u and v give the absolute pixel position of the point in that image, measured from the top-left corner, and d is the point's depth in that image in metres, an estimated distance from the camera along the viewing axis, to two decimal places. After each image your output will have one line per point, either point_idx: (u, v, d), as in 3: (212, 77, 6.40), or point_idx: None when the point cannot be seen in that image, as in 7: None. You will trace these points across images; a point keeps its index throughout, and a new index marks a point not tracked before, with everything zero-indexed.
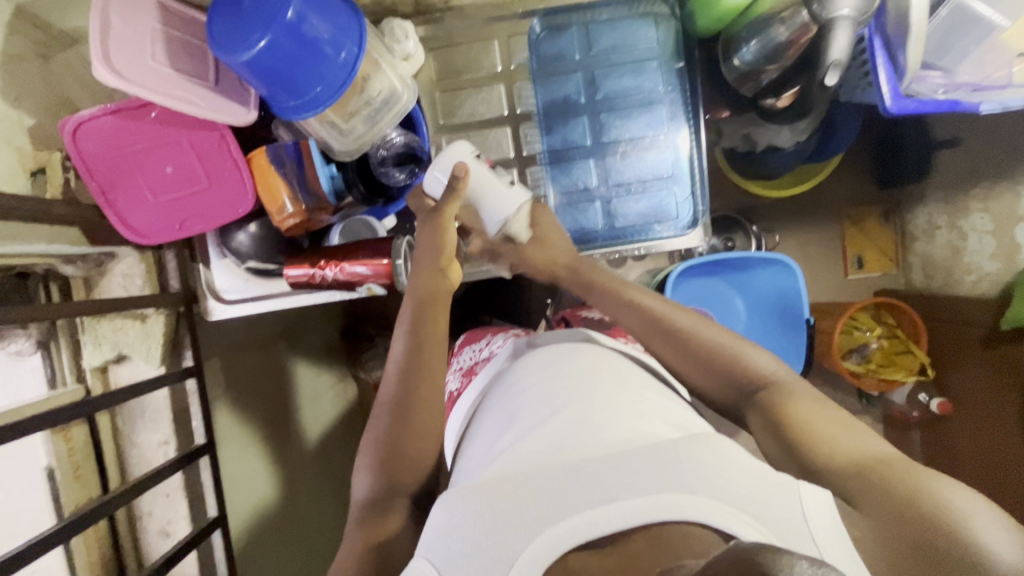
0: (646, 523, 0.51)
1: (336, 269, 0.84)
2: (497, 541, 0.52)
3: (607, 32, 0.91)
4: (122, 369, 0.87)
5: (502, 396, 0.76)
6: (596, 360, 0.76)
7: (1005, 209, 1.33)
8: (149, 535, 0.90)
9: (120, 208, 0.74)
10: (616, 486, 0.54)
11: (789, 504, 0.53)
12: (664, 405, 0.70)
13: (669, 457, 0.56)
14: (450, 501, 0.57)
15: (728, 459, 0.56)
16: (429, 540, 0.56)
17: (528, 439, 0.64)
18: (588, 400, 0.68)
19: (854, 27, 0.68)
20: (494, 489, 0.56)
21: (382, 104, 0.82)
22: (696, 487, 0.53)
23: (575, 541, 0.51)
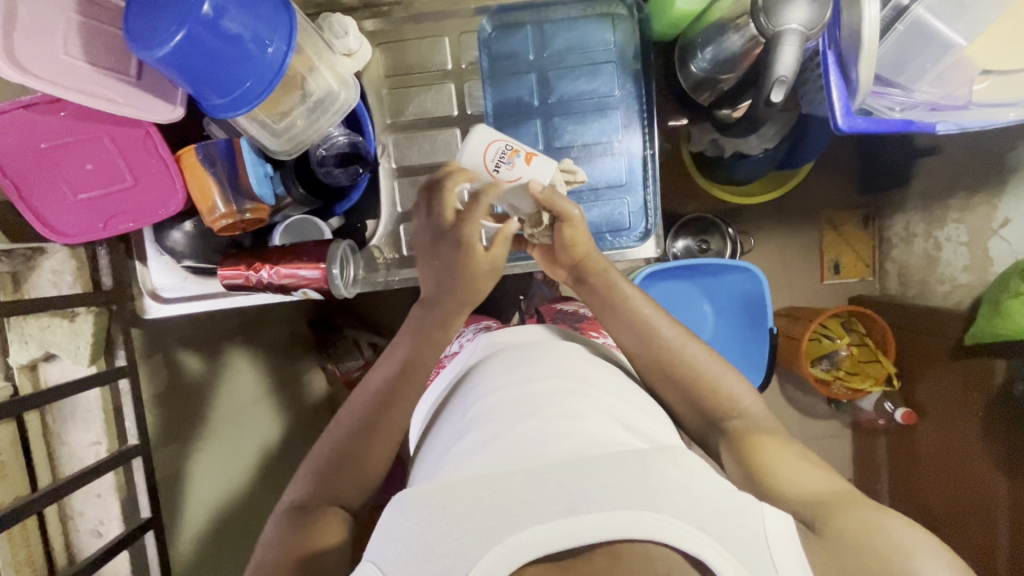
0: (608, 539, 0.48)
1: (271, 270, 0.82)
2: (452, 549, 0.50)
3: (562, 33, 0.88)
4: (52, 368, 0.85)
5: (464, 395, 0.73)
6: (566, 361, 0.73)
7: (981, 222, 1.31)
8: (81, 535, 0.90)
9: (37, 205, 0.71)
10: (578, 497, 0.52)
11: (754, 529, 0.51)
12: (627, 411, 0.67)
13: (636, 471, 0.54)
14: (404, 505, 0.55)
15: (691, 476, 0.55)
16: (380, 545, 0.53)
17: (491, 443, 0.62)
18: (554, 404, 0.65)
19: (803, 42, 0.65)
20: (450, 496, 0.54)
21: (318, 103, 0.79)
22: (660, 507, 0.51)
23: (531, 553, 0.48)
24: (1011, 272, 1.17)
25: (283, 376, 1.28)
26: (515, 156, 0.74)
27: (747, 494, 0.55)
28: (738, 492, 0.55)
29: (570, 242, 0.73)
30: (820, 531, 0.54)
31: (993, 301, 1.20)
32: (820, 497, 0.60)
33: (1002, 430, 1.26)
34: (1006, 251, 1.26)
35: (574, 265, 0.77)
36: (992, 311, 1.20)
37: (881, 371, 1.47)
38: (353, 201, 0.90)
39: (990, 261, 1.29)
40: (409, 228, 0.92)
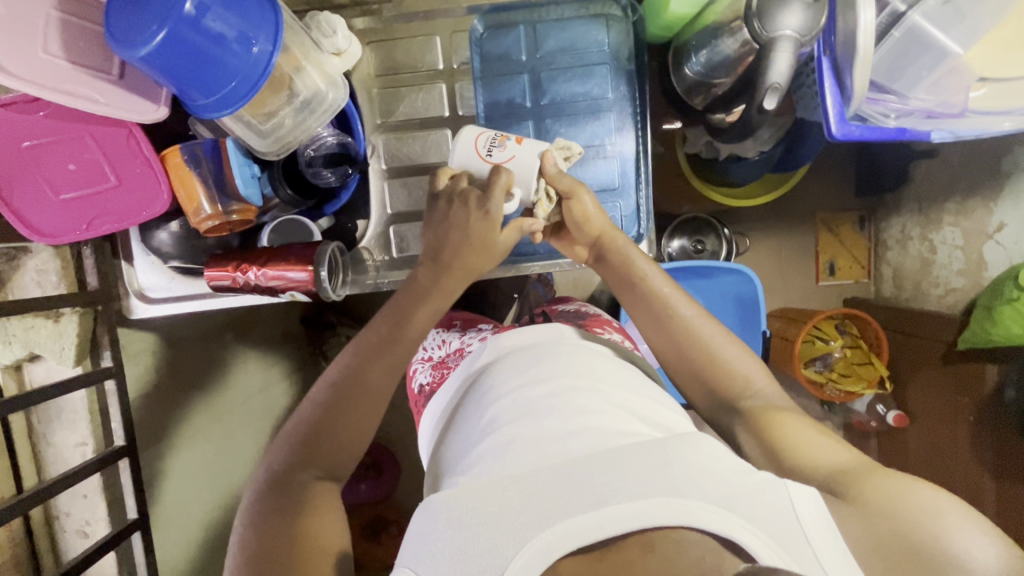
0: (641, 528, 0.49)
1: (258, 272, 0.81)
2: (486, 549, 0.50)
3: (555, 33, 0.87)
4: (37, 368, 0.85)
5: (479, 395, 0.72)
6: (579, 356, 0.73)
7: (975, 226, 1.31)
8: (67, 535, 0.89)
9: (18, 206, 0.70)
10: (605, 489, 0.52)
11: (782, 507, 0.51)
12: (641, 402, 0.67)
13: (658, 459, 0.55)
14: (433, 509, 0.55)
15: (713, 459, 0.55)
16: (414, 552, 0.53)
17: (512, 441, 0.62)
18: (570, 398, 0.65)
19: (797, 49, 0.64)
20: (476, 496, 0.54)
21: (305, 104, 0.78)
22: (687, 491, 0.51)
23: (566, 546, 0.49)
24: (1004, 277, 1.17)
25: (275, 375, 1.28)
26: (506, 140, 0.71)
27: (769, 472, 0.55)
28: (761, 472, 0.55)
29: (582, 219, 0.74)
30: (850, 496, 0.53)
31: (986, 306, 1.20)
32: (836, 471, 0.57)
33: (994, 433, 1.26)
34: (1001, 256, 1.26)
35: (593, 241, 0.77)
36: (985, 317, 1.20)
37: (875, 373, 1.46)
38: (344, 201, 0.89)
39: (984, 265, 1.29)
40: (400, 229, 0.91)
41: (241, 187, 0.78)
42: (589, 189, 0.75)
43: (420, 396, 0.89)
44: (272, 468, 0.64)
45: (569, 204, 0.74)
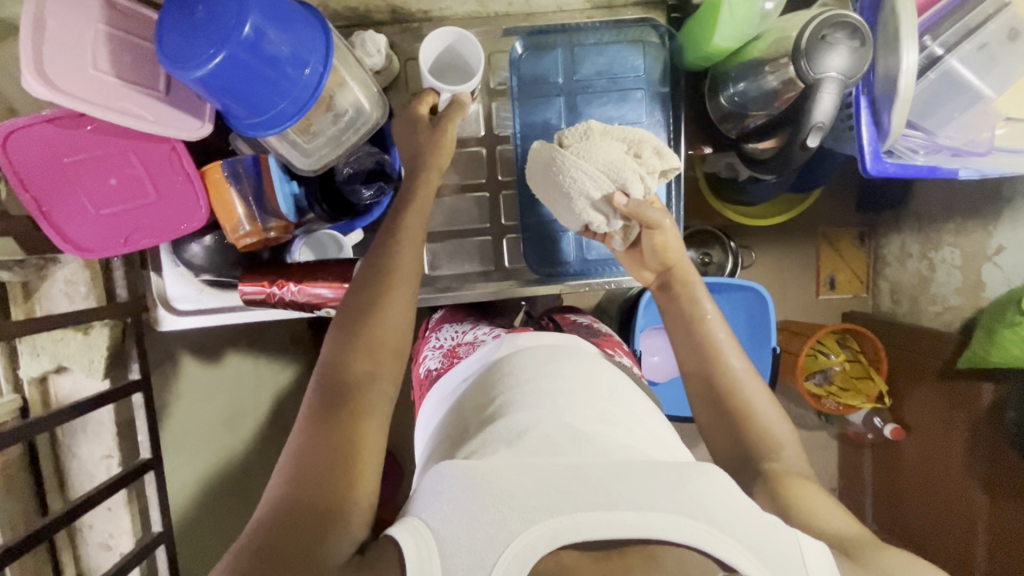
0: (644, 538, 0.49)
1: (295, 289, 0.81)
2: (497, 519, 0.49)
3: (593, 57, 0.88)
4: (63, 380, 0.85)
5: (491, 382, 0.70)
6: (598, 367, 0.73)
7: (975, 247, 1.34)
8: (90, 548, 0.89)
9: (58, 221, 0.69)
10: (616, 494, 0.51)
11: (790, 548, 0.50)
12: (649, 426, 0.68)
13: (672, 478, 0.53)
14: (446, 472, 0.53)
15: (727, 492, 0.53)
16: (424, 502, 0.52)
17: (526, 429, 0.60)
18: (588, 402, 0.65)
19: (841, 90, 0.66)
20: (490, 471, 0.52)
21: (349, 123, 0.77)
22: (698, 512, 0.50)
23: (571, 537, 0.49)
24: (1006, 302, 1.21)
25: None
26: (583, 151, 0.71)
27: (778, 517, 0.54)
28: (772, 515, 0.54)
29: (661, 249, 0.76)
30: (860, 558, 0.53)
31: (987, 329, 1.23)
32: (846, 536, 0.58)
33: (989, 450, 1.30)
34: (998, 277, 1.30)
35: (663, 270, 0.78)
36: (986, 338, 1.23)
37: (874, 389, 1.49)
38: (376, 217, 0.88)
39: (982, 285, 1.33)
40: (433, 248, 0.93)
41: (282, 206, 0.79)
42: (673, 220, 0.75)
43: (425, 379, 0.85)
44: (323, 363, 0.59)
45: (648, 232, 0.75)
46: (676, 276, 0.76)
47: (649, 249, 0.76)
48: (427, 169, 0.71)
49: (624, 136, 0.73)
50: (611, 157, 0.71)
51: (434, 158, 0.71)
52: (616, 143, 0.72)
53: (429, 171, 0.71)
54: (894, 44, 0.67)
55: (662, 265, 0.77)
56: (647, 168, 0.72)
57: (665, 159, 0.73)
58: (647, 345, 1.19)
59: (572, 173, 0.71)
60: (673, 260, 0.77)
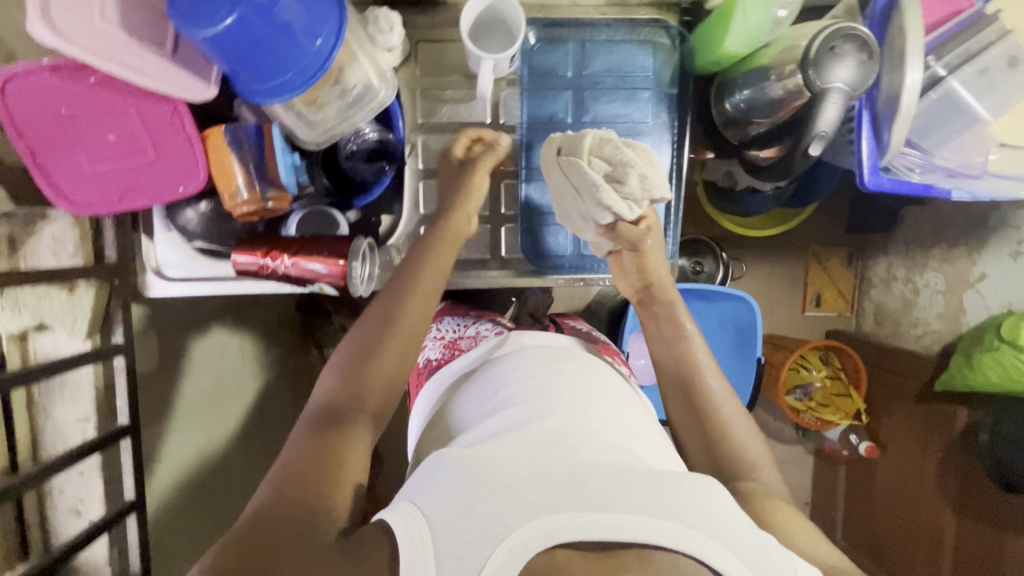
0: (640, 542, 0.50)
1: (289, 262, 0.80)
2: (494, 511, 0.50)
3: (603, 54, 0.88)
4: (42, 338, 0.80)
5: (493, 382, 0.72)
6: (602, 372, 0.75)
7: (959, 274, 1.37)
8: (59, 514, 0.85)
9: (51, 172, 0.68)
10: (615, 497, 0.52)
11: (786, 566, 0.51)
12: (654, 435, 0.70)
13: (671, 488, 0.55)
14: (446, 461, 0.55)
15: (726, 506, 0.55)
16: (418, 489, 0.54)
17: (528, 426, 0.63)
18: (589, 408, 0.67)
19: (846, 101, 0.67)
20: (491, 465, 0.54)
21: (357, 99, 0.77)
22: (696, 523, 0.51)
23: (568, 536, 0.49)
24: (986, 327, 1.23)
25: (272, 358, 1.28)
26: (563, 166, 0.74)
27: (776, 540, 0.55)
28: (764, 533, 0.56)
29: (640, 266, 0.79)
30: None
31: (965, 353, 1.26)
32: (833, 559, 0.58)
33: (961, 474, 1.32)
34: (980, 305, 1.33)
35: (643, 287, 0.80)
36: (964, 362, 1.25)
37: (851, 407, 1.53)
38: (375, 197, 0.88)
39: (963, 312, 1.36)
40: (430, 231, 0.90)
41: (282, 175, 0.77)
42: (655, 241, 0.78)
43: (424, 368, 0.85)
44: (323, 394, 0.63)
45: (628, 252, 0.78)
46: (660, 287, 0.79)
47: (628, 271, 0.80)
48: (457, 210, 0.78)
49: (610, 155, 0.71)
50: (585, 182, 0.72)
51: (464, 201, 0.79)
52: (597, 163, 0.71)
53: (457, 213, 0.78)
54: (899, 62, 0.68)
55: (645, 279, 0.79)
56: (625, 192, 0.72)
57: (647, 190, 0.72)
58: (635, 348, 1.20)
59: (557, 184, 0.77)
60: (654, 278, 0.79)
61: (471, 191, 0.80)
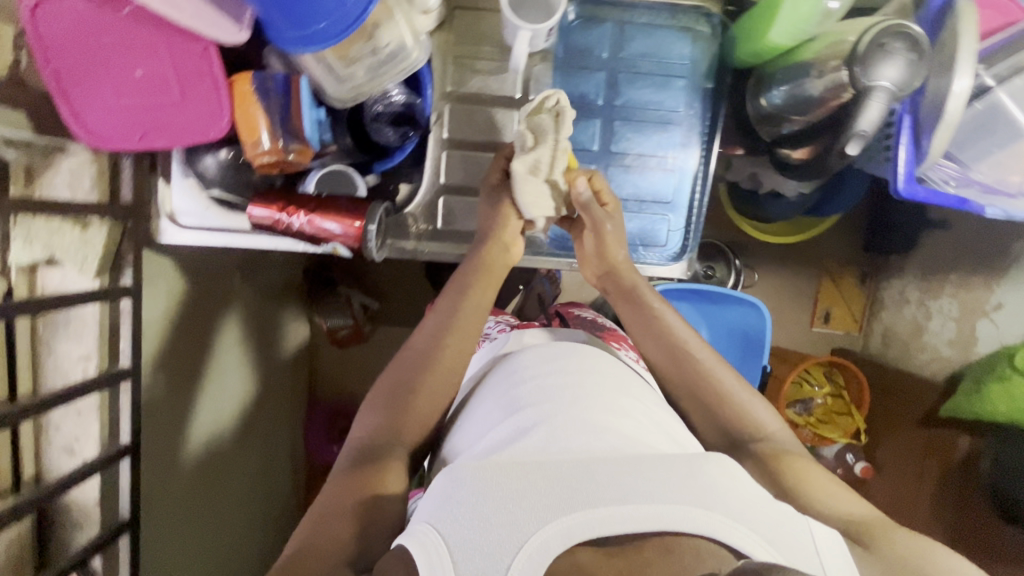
0: (658, 531, 0.48)
1: (305, 219, 0.80)
2: (508, 519, 0.48)
3: (641, 37, 0.86)
4: (52, 274, 0.79)
5: (500, 387, 0.72)
6: (605, 365, 0.74)
7: (974, 302, 1.32)
8: (52, 452, 0.84)
9: (76, 101, 0.67)
10: (629, 486, 0.51)
11: (800, 535, 0.51)
12: (664, 421, 0.69)
13: (682, 470, 0.53)
14: (458, 476, 0.53)
15: (735, 478, 0.54)
16: (434, 509, 0.52)
17: (533, 429, 0.61)
18: (592, 401, 0.66)
19: (889, 101, 0.65)
20: (501, 473, 0.52)
21: (388, 57, 0.75)
22: (712, 503, 0.50)
23: (586, 534, 0.47)
24: (998, 355, 1.21)
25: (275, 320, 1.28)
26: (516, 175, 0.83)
27: (788, 506, 0.55)
28: (780, 504, 0.55)
29: (602, 249, 0.81)
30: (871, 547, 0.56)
31: (975, 380, 1.23)
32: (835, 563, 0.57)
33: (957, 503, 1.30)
34: (992, 334, 1.27)
35: (606, 271, 0.83)
36: (972, 390, 1.23)
37: (851, 425, 1.49)
38: (397, 162, 0.87)
39: (974, 339, 1.33)
40: (450, 201, 0.89)
41: (306, 129, 0.76)
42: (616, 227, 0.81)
43: None
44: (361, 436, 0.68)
45: (590, 237, 0.82)
46: (624, 268, 0.82)
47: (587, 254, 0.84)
48: (493, 243, 0.79)
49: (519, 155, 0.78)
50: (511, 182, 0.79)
51: (499, 235, 0.80)
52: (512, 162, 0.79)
53: (492, 245, 0.79)
54: (948, 67, 0.66)
55: (606, 261, 0.82)
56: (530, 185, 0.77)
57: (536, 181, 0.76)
58: None
59: None
60: (613, 260, 0.82)
61: (505, 224, 0.79)
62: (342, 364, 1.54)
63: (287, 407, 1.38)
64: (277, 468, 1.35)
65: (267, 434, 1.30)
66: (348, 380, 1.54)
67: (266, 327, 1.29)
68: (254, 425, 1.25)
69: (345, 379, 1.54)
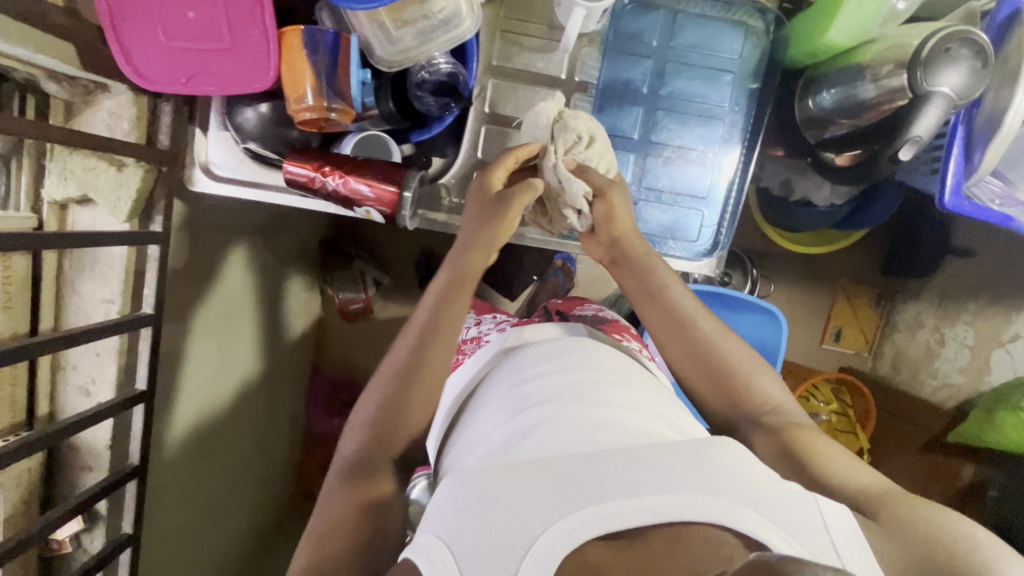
0: (666, 522, 0.48)
1: (340, 180, 0.79)
2: (514, 522, 0.48)
3: (692, 28, 0.85)
4: (83, 213, 0.79)
5: (503, 378, 0.71)
6: (609, 354, 0.74)
7: (991, 331, 1.29)
8: (68, 389, 0.85)
9: (125, 38, 0.66)
10: (632, 481, 0.51)
11: (811, 513, 0.51)
12: (668, 408, 0.68)
13: (687, 459, 0.53)
14: (460, 479, 0.53)
15: (744, 465, 0.54)
16: (438, 515, 0.52)
17: (535, 422, 0.61)
18: (596, 389, 0.65)
19: (948, 109, 0.64)
20: (503, 476, 0.51)
21: (440, 23, 0.75)
22: (717, 490, 0.50)
23: (592, 531, 0.48)
24: (1015, 384, 1.18)
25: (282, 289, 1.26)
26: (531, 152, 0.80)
27: (797, 485, 0.54)
28: (791, 484, 0.55)
29: (611, 217, 0.79)
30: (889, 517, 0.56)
31: (985, 409, 1.21)
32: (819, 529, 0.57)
33: None
34: (1006, 365, 1.25)
35: (612, 242, 0.82)
36: (984, 418, 1.21)
37: (853, 443, 1.47)
38: (434, 133, 0.88)
39: (988, 370, 1.29)
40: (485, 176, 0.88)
41: (351, 88, 0.76)
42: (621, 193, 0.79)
43: None
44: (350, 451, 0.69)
45: (598, 202, 0.78)
46: (631, 235, 0.80)
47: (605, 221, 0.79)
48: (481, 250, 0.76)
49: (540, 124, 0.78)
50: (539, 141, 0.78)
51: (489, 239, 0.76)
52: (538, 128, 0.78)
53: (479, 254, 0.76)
54: (1011, 81, 0.66)
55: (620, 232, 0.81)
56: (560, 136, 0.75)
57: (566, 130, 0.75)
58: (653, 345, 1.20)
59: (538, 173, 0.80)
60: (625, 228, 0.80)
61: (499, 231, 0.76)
62: (350, 339, 1.54)
63: (290, 375, 1.38)
64: (277, 434, 1.35)
65: (271, 399, 1.30)
66: (354, 354, 1.54)
67: (278, 292, 1.28)
68: (259, 389, 1.24)
69: (351, 352, 1.54)
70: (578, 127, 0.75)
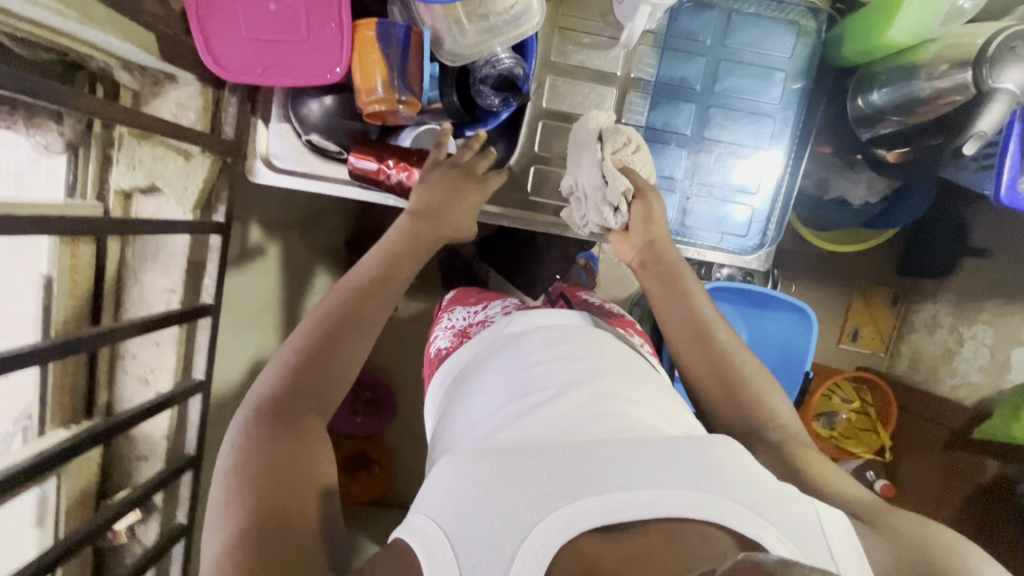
0: (662, 517, 0.47)
1: (404, 172, 0.81)
2: (513, 508, 0.46)
3: (746, 27, 0.87)
4: (148, 203, 0.80)
5: (502, 364, 0.69)
6: (603, 344, 0.72)
7: (1013, 329, 1.30)
8: (127, 379, 0.85)
9: (209, 29, 0.69)
10: (630, 474, 0.49)
11: (809, 518, 0.48)
12: (662, 399, 0.66)
13: (687, 453, 0.51)
14: (456, 463, 0.50)
15: (743, 464, 0.52)
16: (432, 498, 0.49)
17: (535, 412, 0.59)
18: (597, 383, 0.63)
19: (1010, 105, 0.66)
20: (503, 460, 0.49)
21: (508, 19, 0.76)
22: (716, 487, 0.48)
23: (587, 523, 0.46)
24: None
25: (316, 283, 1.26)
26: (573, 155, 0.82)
27: (795, 488, 0.52)
28: (787, 486, 0.53)
29: (646, 220, 0.80)
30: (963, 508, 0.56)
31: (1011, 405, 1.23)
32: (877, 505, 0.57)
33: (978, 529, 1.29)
34: None
35: (646, 245, 0.82)
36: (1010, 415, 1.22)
37: (876, 442, 1.51)
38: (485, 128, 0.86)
39: (1007, 368, 1.30)
40: (540, 171, 0.90)
41: (420, 82, 0.77)
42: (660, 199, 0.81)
43: (435, 358, 0.84)
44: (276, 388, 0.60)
45: (638, 202, 0.80)
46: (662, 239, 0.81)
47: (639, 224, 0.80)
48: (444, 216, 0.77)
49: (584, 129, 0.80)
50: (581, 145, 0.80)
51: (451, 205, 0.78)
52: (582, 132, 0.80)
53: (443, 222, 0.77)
54: None
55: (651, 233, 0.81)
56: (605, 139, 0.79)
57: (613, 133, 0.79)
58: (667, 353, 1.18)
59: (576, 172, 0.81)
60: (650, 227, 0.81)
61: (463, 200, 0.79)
62: None
63: None
64: None
65: None
66: None
67: None
68: None
69: None
70: (627, 132, 0.80)
